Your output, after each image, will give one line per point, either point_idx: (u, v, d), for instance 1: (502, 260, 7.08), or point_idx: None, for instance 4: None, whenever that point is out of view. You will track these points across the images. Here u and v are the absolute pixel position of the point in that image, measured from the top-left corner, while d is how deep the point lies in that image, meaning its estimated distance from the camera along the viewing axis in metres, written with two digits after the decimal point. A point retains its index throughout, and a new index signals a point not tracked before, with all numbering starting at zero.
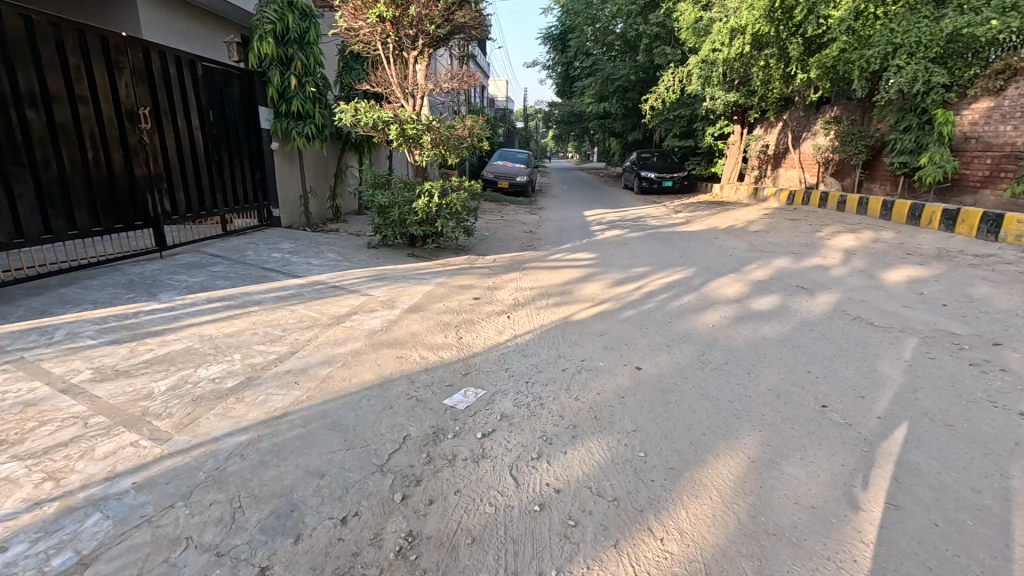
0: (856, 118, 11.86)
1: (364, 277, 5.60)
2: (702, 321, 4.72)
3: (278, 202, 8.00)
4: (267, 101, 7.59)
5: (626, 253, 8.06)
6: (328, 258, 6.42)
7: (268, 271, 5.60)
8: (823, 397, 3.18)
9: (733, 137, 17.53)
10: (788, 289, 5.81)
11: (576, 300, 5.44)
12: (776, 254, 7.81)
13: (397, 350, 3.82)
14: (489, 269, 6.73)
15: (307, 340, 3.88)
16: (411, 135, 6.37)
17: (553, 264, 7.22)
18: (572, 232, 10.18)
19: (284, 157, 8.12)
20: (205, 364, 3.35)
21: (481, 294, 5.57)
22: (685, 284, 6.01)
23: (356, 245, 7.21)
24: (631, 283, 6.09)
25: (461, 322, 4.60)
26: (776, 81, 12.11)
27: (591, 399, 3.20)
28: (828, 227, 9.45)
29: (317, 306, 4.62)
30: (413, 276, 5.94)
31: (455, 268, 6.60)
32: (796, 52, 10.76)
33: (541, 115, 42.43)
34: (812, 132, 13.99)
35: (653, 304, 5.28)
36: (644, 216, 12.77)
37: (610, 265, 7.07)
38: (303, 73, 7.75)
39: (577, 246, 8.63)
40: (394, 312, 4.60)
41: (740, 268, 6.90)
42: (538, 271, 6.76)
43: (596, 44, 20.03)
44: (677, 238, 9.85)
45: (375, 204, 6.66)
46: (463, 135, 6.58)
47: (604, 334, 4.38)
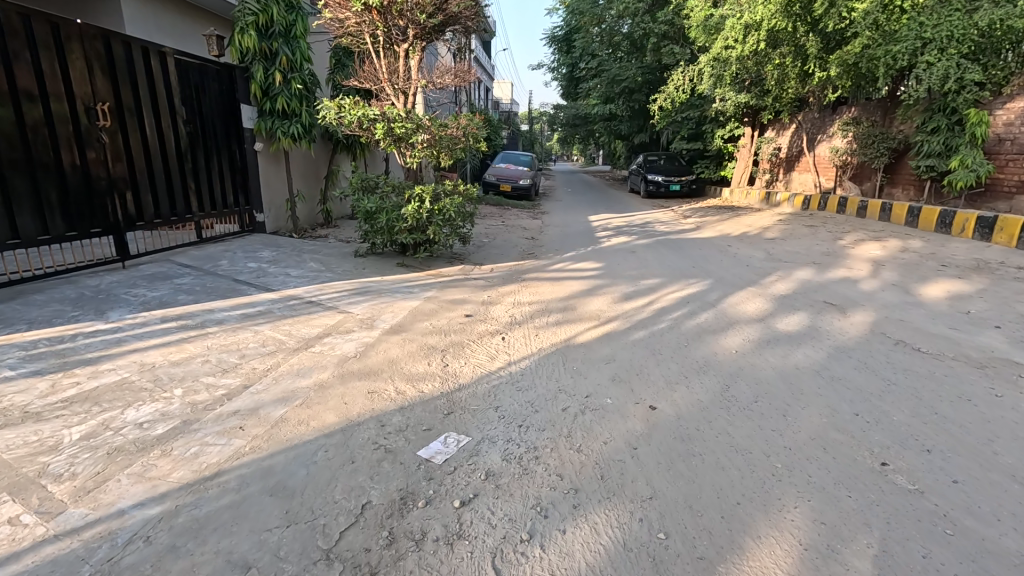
0: (877, 119, 11.26)
1: (345, 291, 5.07)
2: (722, 345, 4.14)
3: (261, 207, 7.51)
4: (250, 98, 7.17)
5: (634, 262, 7.51)
6: (309, 268, 5.90)
7: (239, 284, 5.08)
8: (881, 450, 2.60)
9: (743, 140, 16.99)
10: (815, 306, 5.23)
11: (580, 318, 4.89)
12: (796, 264, 7.23)
13: (370, 383, 3.28)
14: (485, 280, 6.19)
15: (266, 370, 3.34)
16: (400, 135, 5.85)
17: (555, 275, 6.67)
18: (576, 239, 9.64)
19: (269, 159, 7.63)
20: (137, 403, 2.82)
21: (474, 310, 5.03)
22: (700, 300, 5.45)
23: (343, 254, 6.69)
24: (640, 298, 5.53)
25: (449, 345, 4.06)
26: (792, 80, 11.54)
27: (597, 451, 2.64)
28: (850, 234, 8.85)
29: (286, 326, 4.09)
30: (401, 288, 5.40)
31: (448, 279, 6.07)
32: (814, 48, 10.16)
33: (546, 118, 41.98)
34: (828, 134, 13.43)
35: (664, 323, 4.73)
36: (651, 222, 12.20)
37: (617, 276, 6.51)
38: (288, 69, 7.28)
39: (581, 254, 8.09)
40: (373, 334, 4.06)
41: (759, 281, 6.32)
42: (538, 283, 6.21)
43: (602, 43, 19.46)
44: (688, 245, 9.27)
45: (361, 210, 6.11)
46: (458, 134, 6.06)
47: (611, 360, 3.82)
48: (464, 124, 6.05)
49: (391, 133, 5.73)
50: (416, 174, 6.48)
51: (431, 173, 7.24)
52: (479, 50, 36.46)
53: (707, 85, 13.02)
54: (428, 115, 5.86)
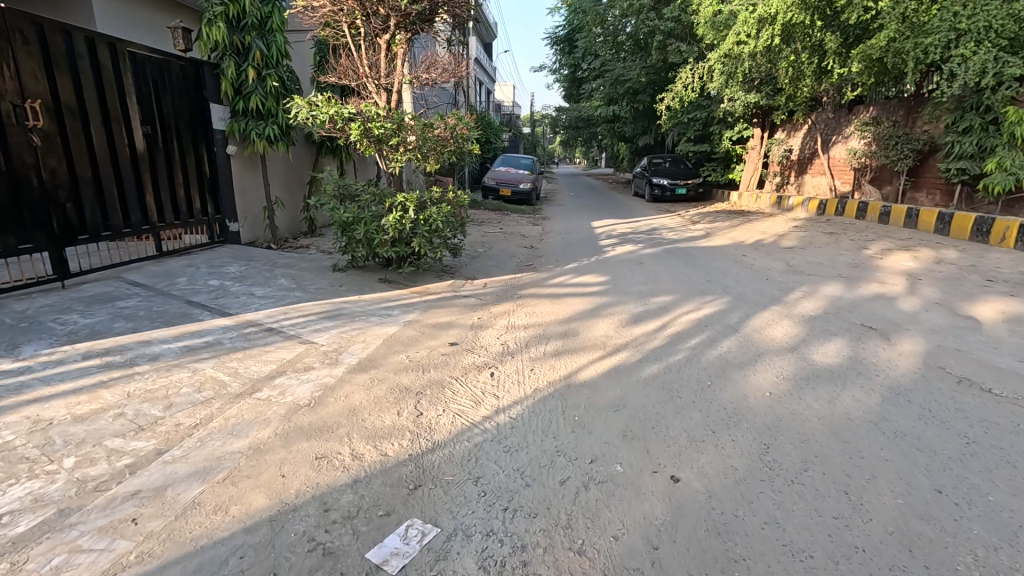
0: (899, 119, 10.60)
1: (312, 316, 4.43)
2: (753, 384, 3.47)
3: (235, 215, 6.90)
4: (221, 98, 6.58)
5: (642, 275, 6.86)
6: (279, 285, 5.26)
7: (193, 306, 4.44)
8: (989, 555, 1.95)
9: (752, 141, 16.36)
10: (853, 331, 4.56)
11: (583, 346, 4.22)
12: (821, 277, 6.55)
13: (320, 445, 2.62)
14: (477, 298, 5.54)
15: (192, 427, 2.69)
16: (380, 137, 5.22)
17: (554, 291, 6.01)
18: (578, 247, 8.99)
19: (243, 163, 7.03)
20: (7, 483, 2.18)
21: (461, 337, 4.37)
22: (719, 323, 4.78)
23: (320, 268, 6.06)
24: (650, 320, 4.86)
25: (427, 386, 3.40)
26: (807, 78, 10.90)
27: (607, 556, 1.98)
28: (876, 243, 8.18)
29: (234, 363, 3.45)
30: (379, 310, 4.76)
31: (435, 297, 5.42)
32: (834, 43, 9.49)
33: (548, 120, 41.39)
34: (844, 135, 12.79)
35: (682, 354, 4.05)
36: (658, 228, 11.55)
37: (624, 292, 5.85)
38: (262, 66, 6.67)
39: (584, 265, 7.44)
40: (336, 373, 3.41)
41: (783, 298, 5.64)
42: (536, 301, 5.56)
43: (605, 42, 18.84)
44: (699, 255, 8.59)
45: (336, 220, 5.44)
46: (445, 136, 5.43)
47: (620, 407, 3.15)
48: (452, 124, 5.41)
49: (370, 133, 5.10)
50: (401, 180, 5.86)
51: (420, 179, 6.61)
52: (481, 51, 35.94)
53: (717, 84, 12.37)
54: (412, 113, 5.23)
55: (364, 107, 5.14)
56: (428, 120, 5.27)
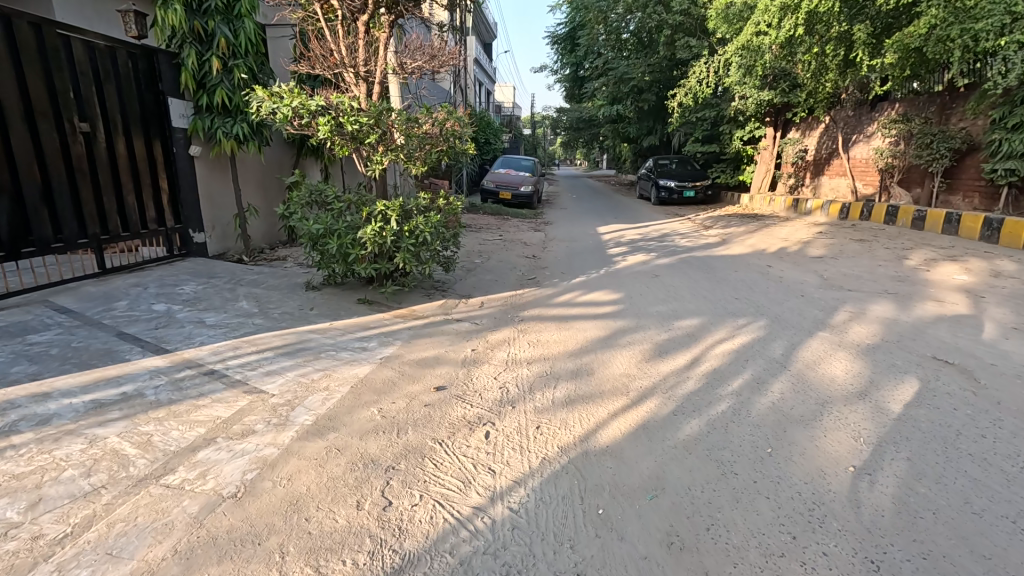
0: (931, 116, 9.84)
1: (268, 353, 3.61)
2: (827, 451, 2.66)
3: (199, 224, 6.11)
4: (181, 92, 5.82)
5: (660, 290, 6.04)
6: (237, 309, 4.45)
7: (123, 340, 3.64)
8: None
9: (764, 141, 15.60)
10: (927, 368, 3.74)
11: (600, 390, 3.42)
12: (866, 293, 5.75)
13: (235, 572, 1.82)
14: (471, 323, 4.74)
15: (56, 542, 1.88)
16: (356, 133, 4.42)
17: (561, 312, 5.21)
18: (585, 257, 8.20)
19: (209, 165, 6.24)
20: None
21: (450, 378, 3.57)
22: (762, 356, 3.97)
23: (292, 286, 5.27)
24: (678, 354, 4.05)
25: (400, 458, 2.60)
26: (831, 71, 10.14)
27: None
28: (916, 252, 7.39)
29: (149, 428, 2.63)
30: (353, 342, 3.96)
31: (423, 322, 4.62)
32: (864, 32, 8.69)
33: (549, 121, 40.64)
34: (866, 134, 12.04)
35: (725, 402, 3.23)
36: (669, 234, 10.77)
37: (642, 314, 5.04)
38: (229, 55, 5.89)
39: (593, 279, 6.64)
40: (281, 441, 2.60)
41: (829, 321, 4.83)
42: (540, 326, 4.77)
43: (609, 40, 18.13)
44: (718, 265, 7.80)
45: (305, 232, 4.59)
46: (433, 132, 4.67)
47: (659, 492, 2.36)
48: (441, 119, 4.64)
49: (343, 129, 4.30)
50: (383, 183, 5.08)
51: (408, 183, 5.84)
52: (480, 52, 35.19)
53: (732, 79, 11.58)
54: (394, 106, 4.46)
55: (335, 98, 4.34)
56: (413, 114, 4.50)
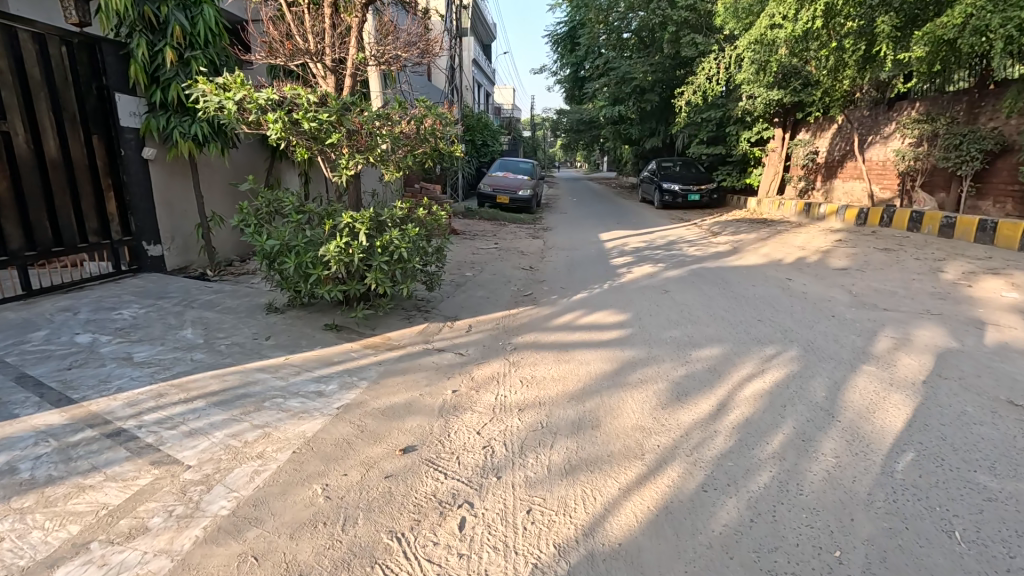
0: (958, 116, 9.19)
1: (198, 402, 2.92)
2: (917, 557, 1.99)
3: (154, 236, 5.47)
4: (132, 88, 5.17)
5: (672, 310, 5.36)
6: (178, 340, 3.77)
7: (20, 386, 2.96)
8: None
9: (772, 142, 14.98)
10: (1006, 417, 3.06)
11: (609, 452, 2.73)
12: (906, 314, 5.08)
13: None
14: (454, 354, 4.06)
15: None
16: (316, 132, 3.71)
17: (559, 338, 4.53)
18: (587, 268, 7.53)
19: (167, 170, 5.60)
20: None
21: (421, 435, 2.88)
22: (802, 400, 3.29)
23: (252, 309, 4.60)
24: (702, 397, 3.36)
25: (341, 568, 1.92)
26: (850, 67, 9.47)
27: None
28: (952, 264, 6.73)
29: (2, 527, 1.95)
30: (308, 384, 3.28)
31: (397, 353, 3.94)
32: (888, 24, 8.03)
33: (549, 123, 39.97)
34: (883, 134, 11.40)
35: (768, 471, 2.54)
36: (675, 242, 10.10)
37: (654, 341, 4.36)
38: (185, 46, 5.23)
39: (596, 296, 5.96)
40: (177, 547, 1.91)
41: (872, 351, 4.15)
42: (535, 357, 4.08)
43: (609, 39, 17.55)
44: (733, 278, 7.12)
45: (259, 248, 3.89)
46: (408, 131, 4.03)
47: None
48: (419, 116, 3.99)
49: (301, 127, 3.61)
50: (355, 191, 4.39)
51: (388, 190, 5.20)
52: (479, 53, 34.53)
53: (742, 76, 10.92)
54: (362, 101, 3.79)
55: (290, 90, 3.64)
56: (386, 110, 3.84)
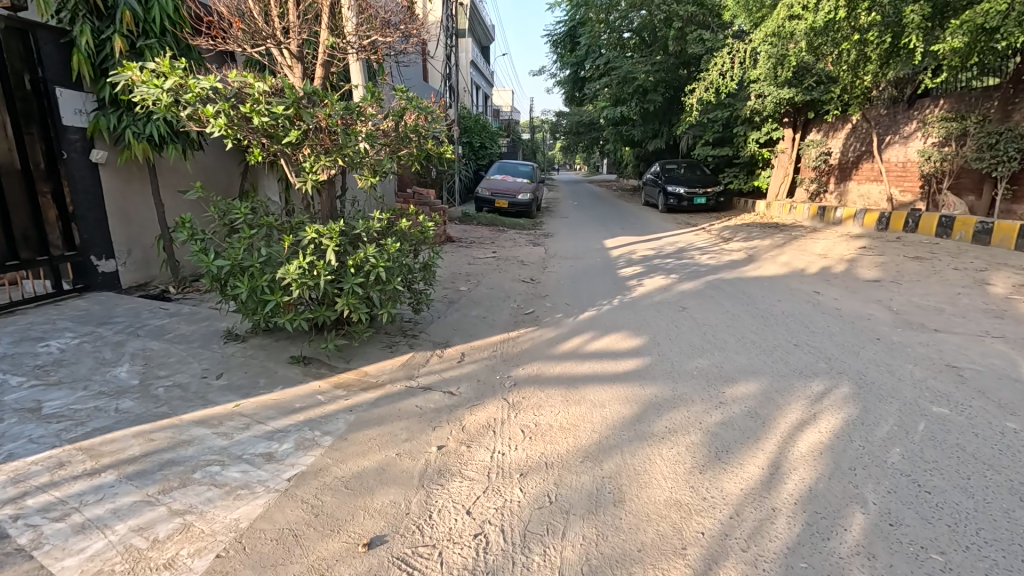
0: (991, 114, 8.60)
1: (105, 476, 2.26)
2: None
3: (105, 250, 4.85)
4: (77, 82, 4.55)
5: (694, 332, 4.70)
6: (106, 383, 3.10)
7: None
8: None
9: (782, 144, 14.45)
10: None
11: (639, 546, 2.08)
12: (963, 337, 4.44)
13: None
14: (443, 394, 3.40)
15: None
16: (272, 129, 3.06)
17: (567, 371, 3.88)
18: (593, 280, 6.88)
19: (122, 175, 4.98)
20: None
21: (394, 519, 2.21)
22: (875, 460, 2.63)
23: (208, 337, 3.94)
24: (748, 456, 2.70)
25: None
26: (873, 62, 8.83)
27: None
28: (998, 276, 6.11)
29: None
30: (256, 444, 2.61)
31: (373, 395, 3.28)
32: (918, 14, 7.30)
33: (549, 125, 39.34)
34: (903, 134, 10.79)
35: None
36: (686, 249, 9.46)
37: (678, 376, 3.71)
38: (137, 34, 4.56)
39: (606, 314, 5.32)
40: None
41: (939, 387, 3.50)
42: (540, 398, 3.42)
43: (610, 39, 17.07)
44: (755, 291, 6.47)
45: (205, 269, 3.19)
46: (385, 130, 3.42)
47: None
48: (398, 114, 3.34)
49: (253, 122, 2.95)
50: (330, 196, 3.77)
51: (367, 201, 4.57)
52: (477, 54, 33.94)
53: (756, 73, 10.28)
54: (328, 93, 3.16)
55: (238, 78, 2.99)
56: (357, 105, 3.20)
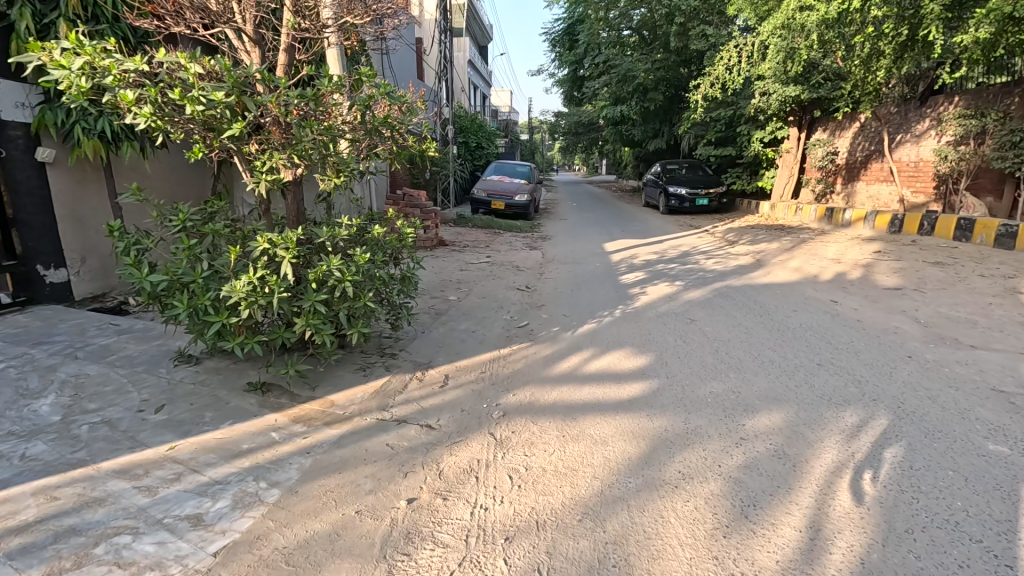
0: (1012, 111, 8.21)
1: None
2: None
3: (54, 258, 4.39)
4: (19, 73, 4.08)
5: (704, 349, 4.24)
6: (20, 421, 2.64)
7: None
8: None
9: (787, 143, 14.02)
10: None
11: None
12: (1006, 355, 3.99)
13: None
14: (420, 429, 2.94)
15: None
16: (211, 121, 2.59)
17: (563, 397, 3.42)
18: (593, 288, 6.43)
19: (75, 176, 4.51)
20: None
21: None
22: (935, 521, 2.17)
23: (157, 359, 3.48)
24: (781, 513, 2.24)
25: None
26: (887, 56, 8.43)
27: None
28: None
29: None
30: (184, 502, 2.15)
31: (337, 431, 2.81)
32: (938, 4, 6.80)
33: (547, 126, 38.92)
34: (914, 133, 10.37)
35: None
36: (690, 253, 9.02)
37: (690, 405, 3.25)
38: (85, 18, 4.11)
39: (607, 328, 4.86)
40: None
41: (990, 419, 3.04)
42: (532, 433, 2.96)
43: (610, 37, 16.61)
44: (767, 300, 6.02)
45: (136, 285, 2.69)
46: (349, 122, 3.01)
47: None
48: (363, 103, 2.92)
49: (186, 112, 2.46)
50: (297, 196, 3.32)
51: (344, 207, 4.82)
52: (475, 53, 33.54)
53: (764, 67, 9.86)
54: (279, 78, 2.71)
55: (168, 59, 2.49)
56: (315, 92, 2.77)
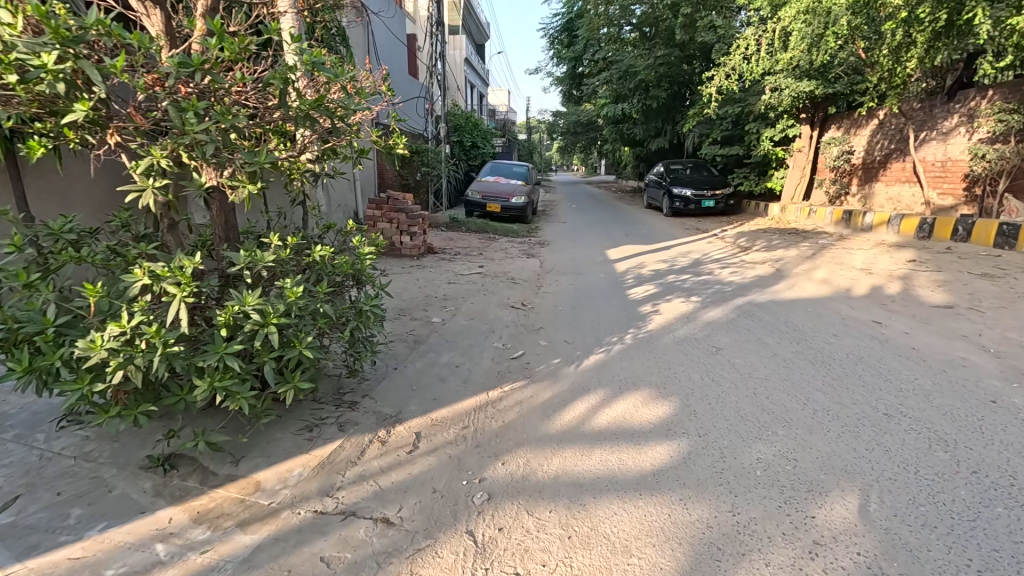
0: None
1: None
2: None
3: None
4: None
5: (738, 391, 3.44)
6: None
7: None
8: None
9: (798, 141, 13.23)
10: None
11: None
12: None
13: None
14: (371, 529, 2.13)
15: None
16: (47, 102, 1.91)
17: (566, 468, 2.63)
18: (599, 305, 5.63)
19: None
20: None
21: None
22: None
23: (38, 420, 2.66)
24: None
25: None
26: (920, 44, 7.74)
27: None
28: None
29: None
30: None
31: (252, 539, 2.01)
32: None
33: (545, 125, 38.12)
34: (942, 130, 9.58)
35: None
36: (703, 261, 8.24)
37: (735, 483, 2.46)
38: None
39: (617, 360, 4.06)
40: None
41: None
42: (526, 532, 2.16)
43: (612, 31, 15.87)
44: (798, 319, 5.23)
45: None
46: (266, 106, 2.33)
47: None
48: (278, 78, 2.14)
49: None
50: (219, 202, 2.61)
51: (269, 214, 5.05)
52: (472, 50, 32.71)
53: (786, 56, 9.11)
54: (133, 33, 1.96)
55: None
56: (201, 60, 2.04)
